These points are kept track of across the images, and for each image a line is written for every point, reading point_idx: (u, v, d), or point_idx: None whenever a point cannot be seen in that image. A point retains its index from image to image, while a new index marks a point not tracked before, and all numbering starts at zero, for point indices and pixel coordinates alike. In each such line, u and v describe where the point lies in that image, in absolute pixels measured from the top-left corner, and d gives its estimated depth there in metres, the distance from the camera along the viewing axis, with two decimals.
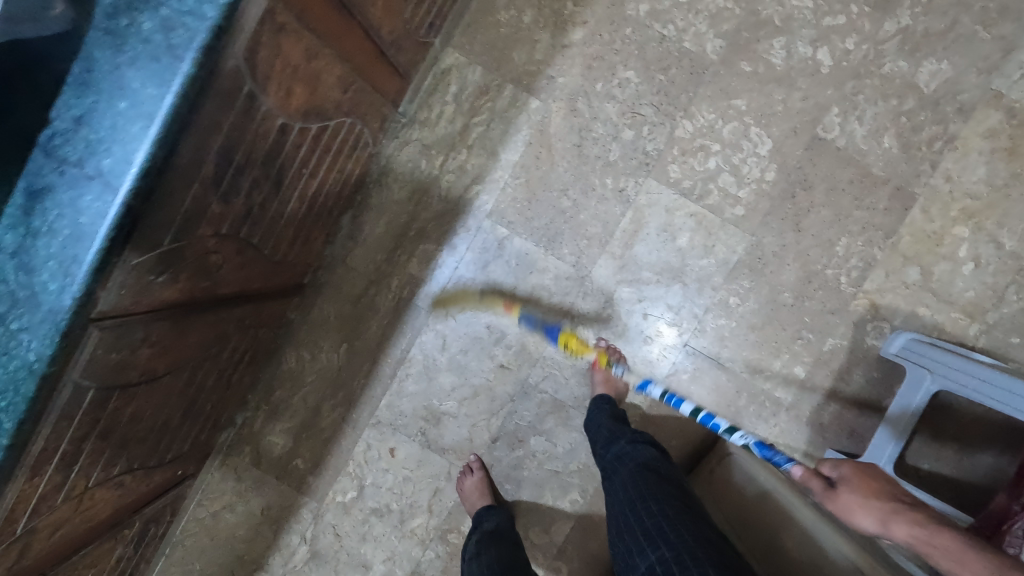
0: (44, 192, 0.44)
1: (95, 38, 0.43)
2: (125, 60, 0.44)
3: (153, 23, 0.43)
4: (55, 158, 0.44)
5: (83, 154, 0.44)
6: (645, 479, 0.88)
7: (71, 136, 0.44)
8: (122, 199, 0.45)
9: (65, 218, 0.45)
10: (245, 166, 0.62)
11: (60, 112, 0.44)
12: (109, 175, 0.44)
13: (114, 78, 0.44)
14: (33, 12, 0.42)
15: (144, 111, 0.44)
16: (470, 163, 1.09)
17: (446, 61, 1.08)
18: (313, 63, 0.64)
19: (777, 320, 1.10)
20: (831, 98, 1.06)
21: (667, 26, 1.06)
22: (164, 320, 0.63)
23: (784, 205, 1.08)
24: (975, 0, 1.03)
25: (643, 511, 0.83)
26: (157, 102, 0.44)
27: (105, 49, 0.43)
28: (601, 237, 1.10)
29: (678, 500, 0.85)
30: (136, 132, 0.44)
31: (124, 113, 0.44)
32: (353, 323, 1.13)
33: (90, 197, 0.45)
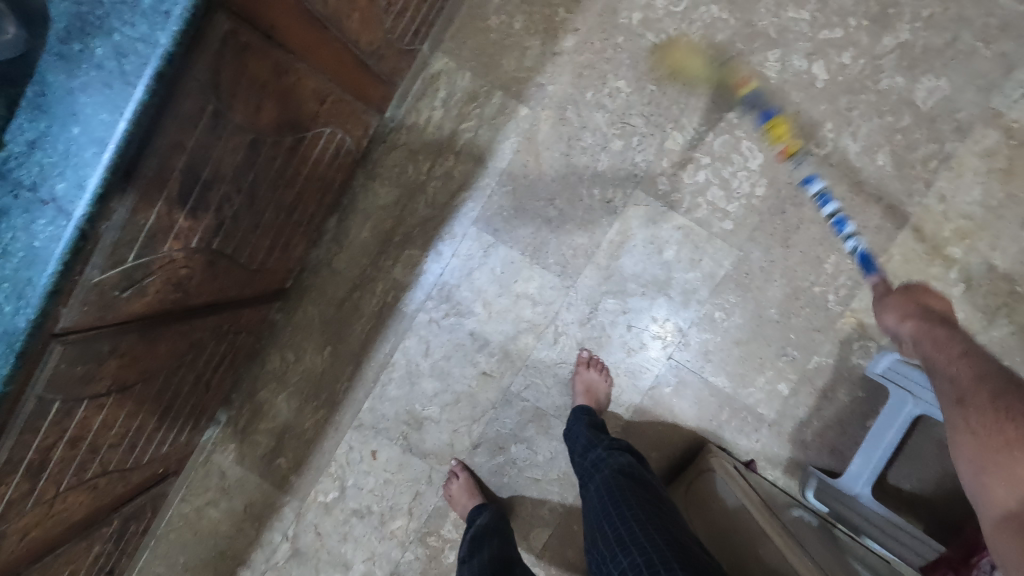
0: None
1: (49, 63, 0.44)
2: (78, 85, 0.44)
3: (106, 49, 0.43)
4: (8, 182, 0.44)
5: (37, 178, 0.44)
6: (620, 484, 0.88)
7: (25, 160, 0.44)
8: (76, 223, 0.45)
9: (18, 241, 0.45)
10: (213, 181, 0.62)
11: (13, 136, 0.44)
12: (63, 200, 0.45)
13: (68, 103, 0.44)
14: None
15: (97, 138, 0.44)
16: (458, 170, 1.09)
17: (436, 66, 1.07)
18: (284, 78, 0.63)
19: (762, 336, 1.09)
20: (825, 113, 1.04)
21: (660, 36, 1.05)
22: (132, 332, 0.64)
23: (773, 220, 1.07)
24: (976, 17, 1.01)
25: (615, 519, 0.83)
26: (111, 129, 0.44)
27: (59, 74, 0.44)
28: (587, 247, 1.09)
29: (652, 506, 0.84)
30: (89, 158, 0.44)
31: (77, 138, 0.44)
32: (337, 326, 1.13)
33: (44, 222, 0.45)
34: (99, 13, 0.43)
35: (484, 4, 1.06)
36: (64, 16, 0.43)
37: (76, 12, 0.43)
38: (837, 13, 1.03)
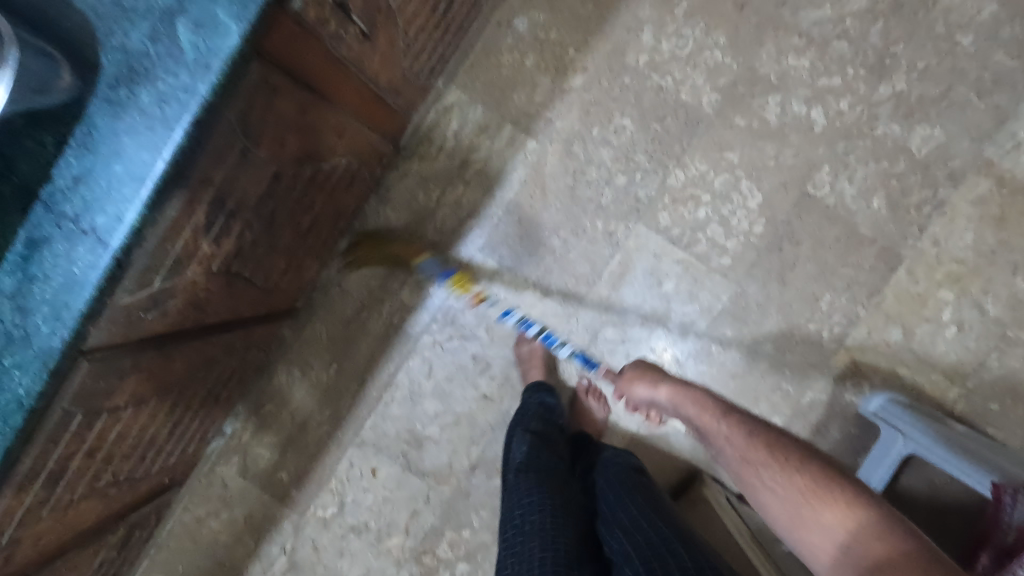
0: (43, 242, 0.49)
1: (97, 107, 0.47)
2: (122, 127, 0.48)
3: (150, 96, 0.47)
4: (53, 213, 0.48)
5: (79, 211, 0.48)
6: (628, 479, 0.90)
7: (69, 193, 0.48)
8: (112, 253, 0.49)
9: (58, 267, 0.49)
10: (237, 210, 0.65)
11: (60, 171, 0.48)
12: (102, 231, 0.48)
13: (112, 143, 0.48)
14: (40, 82, 0.45)
15: (137, 176, 0.48)
16: (466, 198, 1.13)
17: (449, 98, 1.12)
18: (307, 116, 0.67)
19: (757, 370, 1.12)
20: (822, 156, 1.08)
21: (665, 77, 1.09)
22: (152, 349, 0.67)
23: (771, 257, 1.10)
24: (971, 69, 1.05)
25: (634, 495, 0.85)
26: (150, 168, 0.48)
27: (105, 117, 0.48)
28: (589, 277, 1.13)
29: (661, 498, 0.88)
30: (128, 194, 0.48)
31: (118, 176, 0.48)
32: (344, 344, 1.17)
33: (83, 250, 0.49)
34: (145, 63, 0.47)
35: (498, 42, 1.11)
36: (113, 65, 0.47)
37: (124, 62, 0.47)
38: (836, 61, 1.07)
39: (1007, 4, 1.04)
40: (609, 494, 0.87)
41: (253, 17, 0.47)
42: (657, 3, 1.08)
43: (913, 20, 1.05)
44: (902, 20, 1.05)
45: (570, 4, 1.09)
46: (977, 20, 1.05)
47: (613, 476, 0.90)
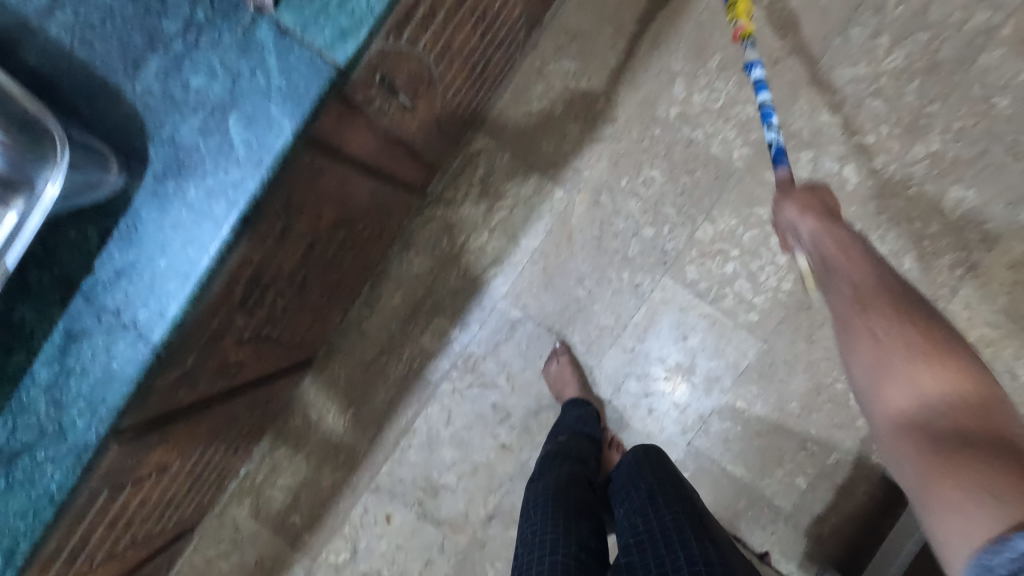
0: (83, 335, 0.48)
1: (143, 200, 0.46)
2: (168, 221, 0.47)
3: (198, 191, 0.46)
4: (94, 306, 0.47)
5: (120, 305, 0.47)
6: (646, 451, 0.88)
7: (111, 287, 0.47)
8: (152, 349, 0.48)
9: (97, 361, 0.48)
10: (272, 281, 0.64)
11: (103, 264, 0.47)
12: (143, 327, 0.47)
13: (157, 237, 0.47)
14: (89, 185, 0.44)
15: (181, 272, 0.47)
16: (491, 245, 1.12)
17: (477, 144, 1.11)
18: (345, 187, 0.66)
19: (782, 429, 1.10)
20: (854, 214, 1.07)
21: (696, 130, 1.08)
22: (180, 419, 0.66)
23: (799, 314, 1.08)
24: (1007, 131, 1.04)
25: (644, 478, 0.83)
26: (195, 264, 0.47)
27: (152, 211, 0.47)
28: (613, 328, 1.11)
29: (679, 476, 0.84)
30: (171, 290, 0.47)
31: (162, 270, 0.47)
32: (362, 388, 1.15)
33: (123, 345, 0.47)
34: (194, 157, 0.46)
35: (528, 89, 1.10)
36: (161, 159, 0.46)
37: (173, 155, 0.46)
38: (870, 120, 1.06)
39: None
40: (619, 483, 0.86)
41: (307, 112, 0.45)
42: (690, 55, 1.07)
43: (950, 81, 1.04)
44: (938, 80, 1.04)
45: (602, 53, 1.08)
46: (1016, 82, 1.03)
47: (631, 458, 0.88)
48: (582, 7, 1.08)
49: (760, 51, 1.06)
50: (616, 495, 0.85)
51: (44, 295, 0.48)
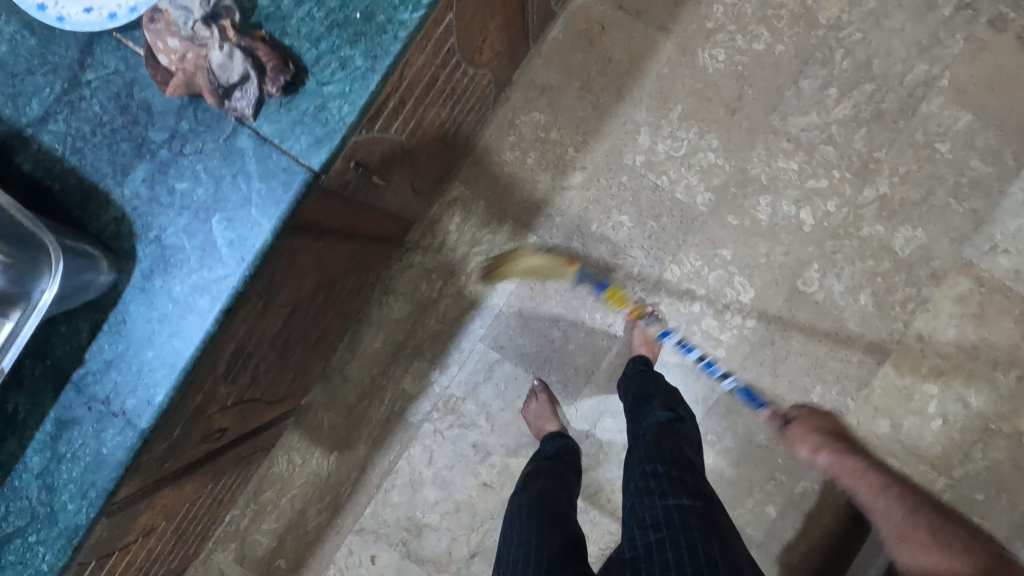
0: (74, 423, 0.50)
1: (131, 295, 0.50)
2: (156, 314, 0.50)
3: (183, 287, 0.49)
4: (85, 394, 0.50)
5: (110, 393, 0.50)
6: (658, 441, 0.91)
7: (101, 376, 0.50)
8: (140, 434, 0.50)
9: (87, 446, 0.51)
10: (254, 351, 0.67)
11: (93, 355, 0.50)
12: (131, 414, 0.50)
13: (145, 330, 0.50)
14: (80, 288, 0.47)
15: (167, 362, 0.50)
16: (468, 289, 1.16)
17: (453, 193, 1.15)
18: (324, 257, 0.70)
19: (751, 460, 1.15)
20: (811, 254, 1.13)
21: (661, 177, 1.13)
22: (166, 485, 0.68)
23: (763, 349, 1.14)
24: (949, 174, 1.11)
25: (658, 471, 0.86)
26: (180, 355, 0.50)
27: (140, 306, 0.50)
28: (587, 367, 1.16)
29: (690, 470, 0.88)
30: (159, 379, 0.50)
31: (150, 361, 0.50)
32: (345, 432, 1.17)
33: (112, 432, 0.50)
34: (180, 256, 0.49)
35: (500, 140, 1.15)
36: (148, 257, 0.49)
37: (160, 253, 0.49)
38: (823, 165, 1.12)
39: (981, 115, 1.10)
40: (629, 475, 0.89)
41: (286, 213, 0.49)
42: (653, 107, 1.13)
43: (895, 128, 1.11)
44: (884, 128, 1.11)
45: (569, 106, 1.14)
46: (954, 129, 1.11)
47: (644, 452, 0.90)
48: (550, 62, 1.14)
49: (718, 102, 1.12)
50: (629, 485, 0.88)
51: (36, 385, 0.51)
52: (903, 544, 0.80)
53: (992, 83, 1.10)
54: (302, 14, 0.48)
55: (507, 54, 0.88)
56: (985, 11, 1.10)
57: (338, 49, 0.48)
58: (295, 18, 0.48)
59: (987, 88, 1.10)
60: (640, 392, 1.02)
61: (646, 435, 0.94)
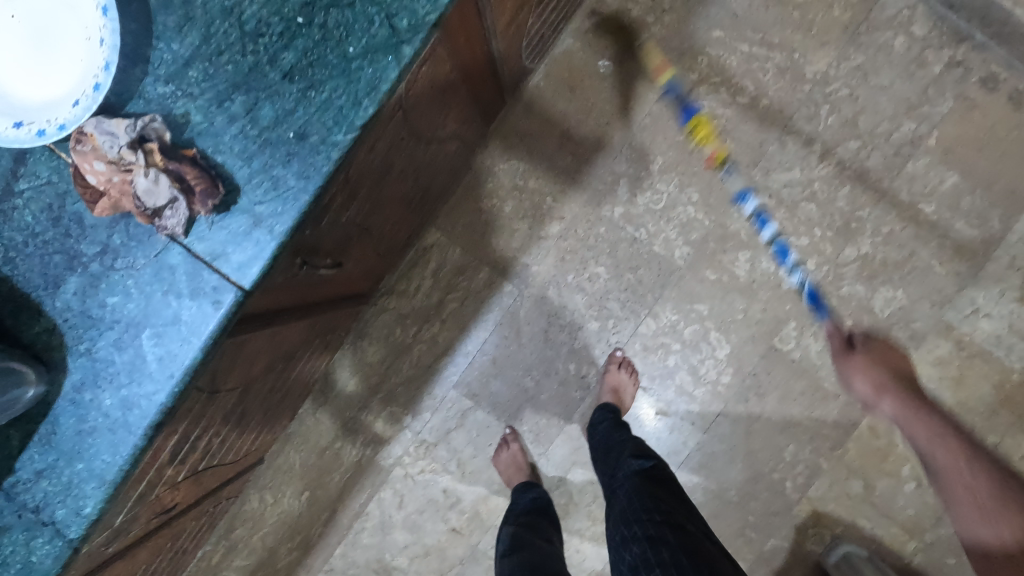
0: (3, 531, 0.50)
1: (62, 406, 0.49)
2: (86, 426, 0.49)
3: (114, 401, 0.49)
4: (15, 503, 0.50)
5: (39, 503, 0.50)
6: (637, 490, 0.87)
7: (31, 486, 0.50)
8: (70, 544, 0.50)
9: (17, 553, 0.50)
10: (204, 431, 0.67)
11: (24, 465, 0.50)
12: (61, 524, 0.50)
13: (74, 442, 0.50)
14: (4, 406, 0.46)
15: (97, 474, 0.50)
16: (442, 335, 1.15)
17: (429, 239, 1.15)
18: (277, 337, 0.69)
19: (721, 516, 1.14)
20: (789, 311, 1.11)
21: (640, 229, 1.12)
22: (115, 561, 0.68)
23: (737, 406, 1.13)
24: (932, 236, 1.09)
25: (639, 523, 0.82)
26: (110, 467, 0.50)
27: (70, 417, 0.49)
28: (560, 417, 1.15)
29: (676, 514, 0.83)
30: (89, 490, 0.50)
31: (80, 472, 0.50)
32: (317, 473, 1.18)
33: (42, 541, 0.50)
34: (111, 370, 0.49)
35: (478, 187, 1.14)
36: (79, 370, 0.49)
37: (91, 367, 0.49)
38: (804, 223, 1.10)
39: (967, 177, 1.08)
40: (616, 537, 0.85)
41: (216, 331, 0.48)
42: (634, 158, 1.11)
43: (879, 188, 1.09)
44: (867, 187, 1.09)
45: (549, 154, 1.12)
46: (940, 190, 1.09)
47: (622, 507, 0.86)
48: (530, 110, 1.12)
49: (700, 155, 1.11)
50: (616, 547, 0.84)
51: None
52: (948, 485, 0.70)
53: (981, 145, 1.08)
54: (235, 131, 0.47)
55: (478, 116, 0.87)
56: (977, 70, 1.07)
57: (271, 168, 0.47)
58: (228, 136, 0.47)
59: (975, 149, 1.08)
60: (604, 447, 1.01)
61: (623, 487, 0.90)
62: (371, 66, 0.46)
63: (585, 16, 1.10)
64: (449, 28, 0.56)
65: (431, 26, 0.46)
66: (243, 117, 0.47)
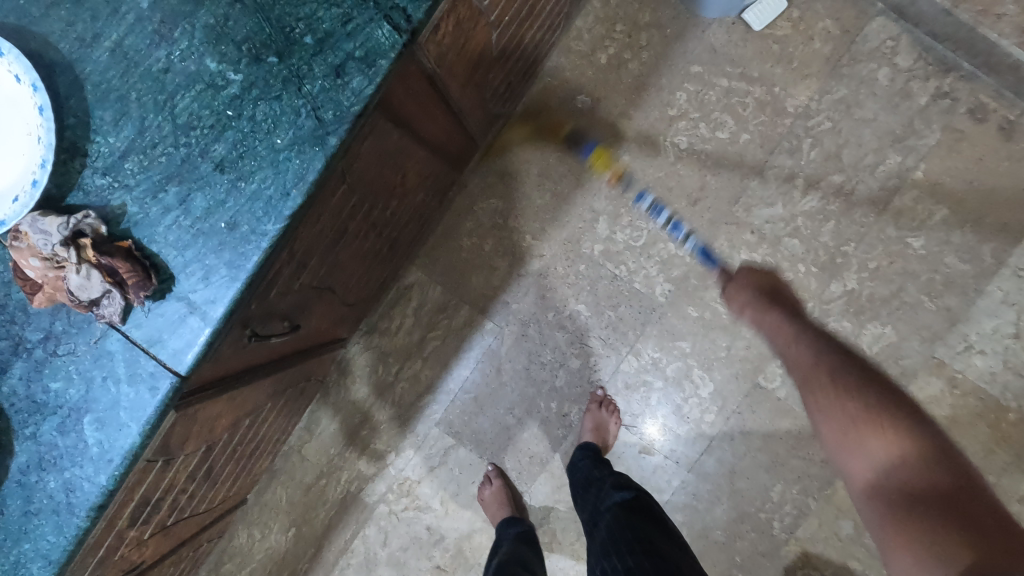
0: None
1: (9, 488, 0.51)
2: (32, 507, 0.51)
3: (58, 483, 0.50)
4: None
5: None
6: (617, 522, 0.87)
7: None
8: None
9: None
10: (167, 491, 0.68)
11: None
12: None
13: (21, 522, 0.51)
14: None
15: (43, 553, 0.51)
16: (424, 373, 1.16)
17: (410, 278, 1.15)
18: (239, 398, 0.70)
19: (707, 556, 1.12)
20: (774, 347, 1.09)
21: (620, 266, 1.11)
22: None
23: (722, 444, 1.11)
24: (921, 271, 1.06)
25: (618, 555, 0.82)
26: (55, 547, 0.51)
27: (17, 498, 0.51)
28: (542, 455, 1.15)
29: (657, 546, 0.82)
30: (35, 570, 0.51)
31: (27, 552, 0.51)
32: (303, 509, 1.19)
33: None
34: (54, 453, 0.50)
35: (458, 225, 1.14)
36: (25, 453, 0.51)
37: (36, 450, 0.50)
38: (787, 258, 1.08)
39: (956, 210, 1.05)
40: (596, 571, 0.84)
41: (155, 415, 0.49)
42: (612, 196, 1.11)
43: (864, 222, 1.07)
44: (852, 221, 1.07)
45: (528, 192, 1.12)
46: (928, 224, 1.06)
47: (602, 540, 0.86)
48: (509, 148, 1.12)
49: (680, 191, 1.09)
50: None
51: None
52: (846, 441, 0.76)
53: (971, 177, 1.05)
54: (168, 222, 0.48)
55: (446, 165, 0.87)
56: (965, 101, 1.04)
57: (204, 256, 0.48)
58: (162, 226, 0.48)
59: (964, 182, 1.05)
60: (586, 479, 1.00)
61: (604, 519, 0.89)
62: (298, 157, 0.47)
63: (562, 54, 1.10)
64: (389, 103, 0.56)
65: (356, 118, 0.47)
66: (176, 208, 0.48)
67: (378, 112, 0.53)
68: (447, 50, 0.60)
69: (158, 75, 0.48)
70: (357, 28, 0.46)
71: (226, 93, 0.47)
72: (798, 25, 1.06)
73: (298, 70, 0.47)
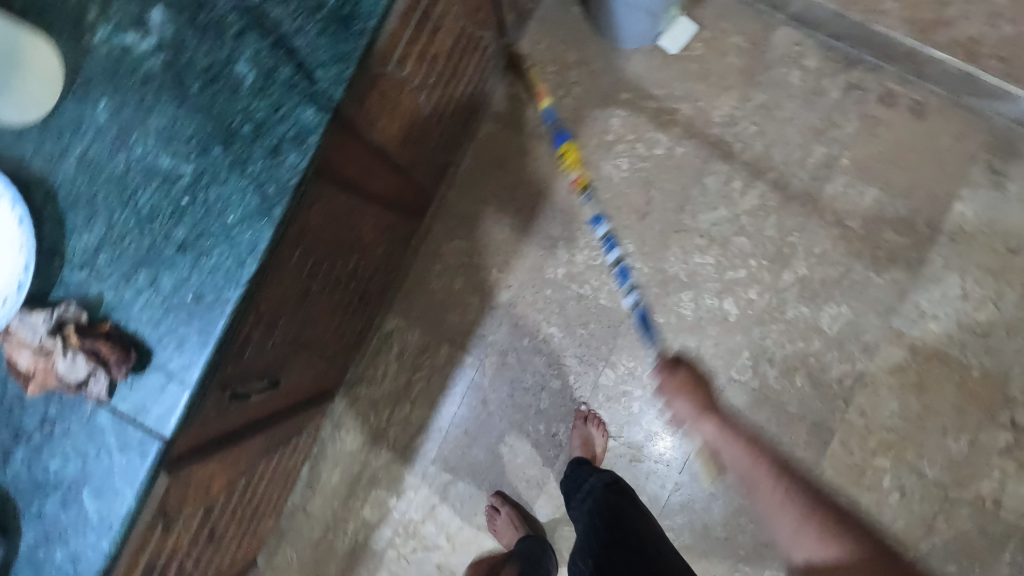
0: None
1: (21, 566, 0.55)
2: None
3: (64, 555, 0.55)
4: None
5: None
6: (602, 502, 0.94)
7: None
8: None
9: None
10: (174, 554, 0.72)
11: None
12: None
13: None
14: None
15: None
16: (414, 414, 1.20)
17: (389, 325, 1.21)
18: (231, 457, 0.75)
19: (712, 554, 1.14)
20: (740, 341, 1.15)
21: (584, 286, 1.17)
22: None
23: (708, 441, 1.15)
24: (864, 250, 1.13)
25: (601, 531, 0.89)
26: None
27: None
28: (538, 478, 1.18)
29: (637, 525, 0.89)
30: None
31: None
32: (314, 566, 1.21)
33: None
34: (59, 527, 0.55)
35: (427, 269, 1.20)
36: (33, 531, 0.55)
37: (42, 527, 0.55)
38: (739, 256, 1.15)
39: (886, 189, 1.13)
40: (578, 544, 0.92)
41: (146, 479, 0.54)
42: (567, 221, 1.18)
43: (804, 212, 1.14)
44: (793, 213, 1.14)
45: (488, 229, 1.19)
46: (862, 205, 1.13)
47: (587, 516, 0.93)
48: (464, 191, 1.20)
49: (628, 208, 1.17)
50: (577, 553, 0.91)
51: None
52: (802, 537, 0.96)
53: (893, 157, 1.12)
54: (142, 302, 0.54)
55: (403, 216, 0.94)
56: (873, 89, 1.13)
57: (176, 328, 0.54)
58: (135, 308, 0.54)
59: (887, 162, 1.13)
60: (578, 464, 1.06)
61: (589, 499, 0.96)
62: (249, 229, 0.53)
63: (501, 100, 1.19)
64: (328, 171, 0.63)
65: (295, 189, 0.53)
66: (147, 289, 0.54)
67: (319, 180, 0.60)
68: (378, 116, 0.68)
69: (120, 176, 0.55)
70: (286, 113, 0.53)
71: (180, 183, 0.54)
72: (711, 43, 1.16)
73: (240, 155, 0.54)
